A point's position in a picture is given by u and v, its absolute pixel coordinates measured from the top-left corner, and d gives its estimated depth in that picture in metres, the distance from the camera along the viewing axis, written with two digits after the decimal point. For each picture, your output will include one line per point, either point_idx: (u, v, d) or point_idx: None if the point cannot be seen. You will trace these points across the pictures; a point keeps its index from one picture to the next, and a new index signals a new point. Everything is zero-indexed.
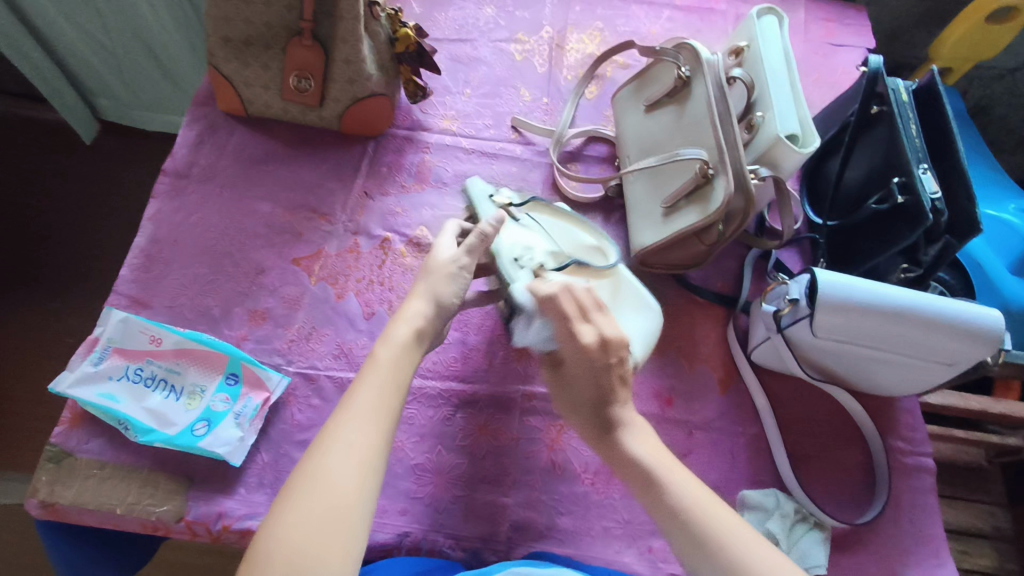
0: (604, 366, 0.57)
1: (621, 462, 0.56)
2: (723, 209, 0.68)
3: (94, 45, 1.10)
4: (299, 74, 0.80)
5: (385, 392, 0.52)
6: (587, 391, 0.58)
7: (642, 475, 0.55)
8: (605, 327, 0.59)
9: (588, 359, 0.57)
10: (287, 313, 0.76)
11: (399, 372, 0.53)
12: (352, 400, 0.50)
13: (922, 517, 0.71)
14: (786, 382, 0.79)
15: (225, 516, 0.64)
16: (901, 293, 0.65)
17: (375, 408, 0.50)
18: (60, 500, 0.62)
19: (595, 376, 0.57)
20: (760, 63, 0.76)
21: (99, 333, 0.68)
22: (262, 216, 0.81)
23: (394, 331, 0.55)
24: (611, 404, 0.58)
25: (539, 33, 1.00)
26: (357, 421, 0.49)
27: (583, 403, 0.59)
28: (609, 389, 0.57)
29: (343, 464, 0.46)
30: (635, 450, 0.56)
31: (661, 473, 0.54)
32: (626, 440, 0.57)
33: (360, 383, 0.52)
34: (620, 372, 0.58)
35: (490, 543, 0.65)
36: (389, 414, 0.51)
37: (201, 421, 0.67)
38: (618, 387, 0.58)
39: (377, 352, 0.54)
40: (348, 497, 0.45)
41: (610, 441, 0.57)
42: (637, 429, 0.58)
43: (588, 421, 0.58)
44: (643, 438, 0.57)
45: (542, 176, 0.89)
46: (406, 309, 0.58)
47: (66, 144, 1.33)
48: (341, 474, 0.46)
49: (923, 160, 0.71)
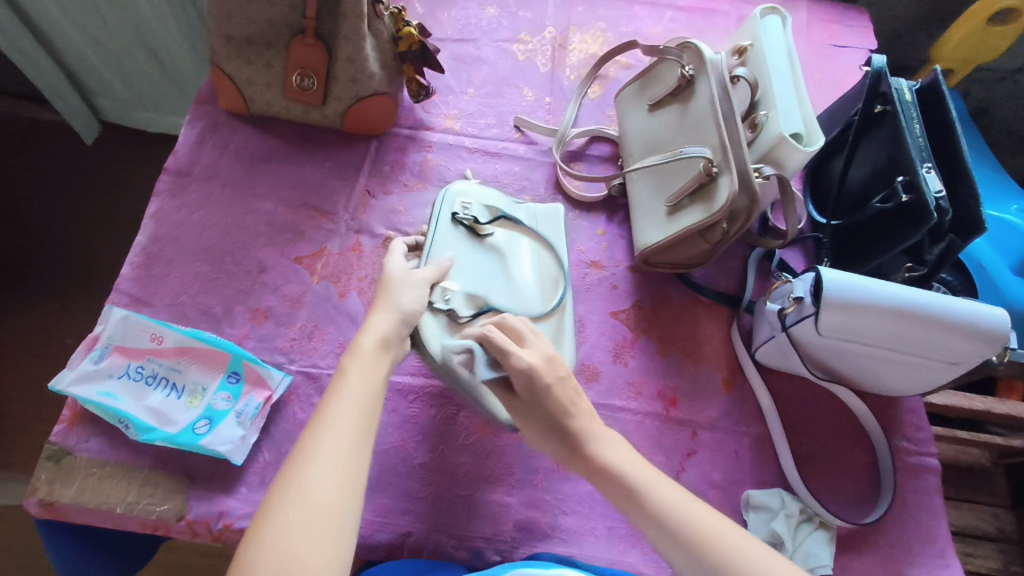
0: (550, 383, 0.55)
1: (596, 474, 0.53)
2: (727, 208, 0.68)
3: (95, 45, 1.10)
4: (302, 72, 0.79)
5: (359, 399, 0.50)
6: (541, 411, 0.55)
7: (618, 486, 0.52)
8: (541, 346, 0.57)
9: (532, 380, 0.55)
10: (289, 312, 0.75)
11: (373, 378, 0.52)
12: (327, 410, 0.48)
13: (927, 518, 0.71)
14: (790, 382, 0.78)
15: (226, 515, 0.64)
16: (906, 291, 0.65)
17: (352, 415, 0.48)
18: (60, 499, 0.62)
19: (545, 394, 0.55)
20: (764, 62, 0.76)
21: (99, 331, 0.68)
22: (264, 215, 0.81)
23: (362, 343, 0.53)
24: (569, 418, 0.55)
25: (541, 33, 1.00)
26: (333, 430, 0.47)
27: (542, 426, 0.56)
28: (563, 404, 0.55)
29: (325, 474, 0.44)
30: (608, 459, 0.53)
31: (637, 480, 0.51)
32: (596, 451, 0.54)
33: (333, 392, 0.50)
34: (570, 385, 0.56)
35: (493, 543, 0.65)
36: (367, 420, 0.49)
37: (202, 419, 0.66)
38: (572, 400, 0.56)
39: (348, 363, 0.52)
40: (334, 509, 0.43)
41: (581, 457, 0.54)
42: (604, 437, 0.55)
43: (552, 443, 0.56)
44: (615, 445, 0.54)
45: (545, 176, 0.89)
46: (370, 320, 0.56)
47: (67, 145, 1.33)
48: (321, 480, 0.44)
49: (927, 159, 0.71)
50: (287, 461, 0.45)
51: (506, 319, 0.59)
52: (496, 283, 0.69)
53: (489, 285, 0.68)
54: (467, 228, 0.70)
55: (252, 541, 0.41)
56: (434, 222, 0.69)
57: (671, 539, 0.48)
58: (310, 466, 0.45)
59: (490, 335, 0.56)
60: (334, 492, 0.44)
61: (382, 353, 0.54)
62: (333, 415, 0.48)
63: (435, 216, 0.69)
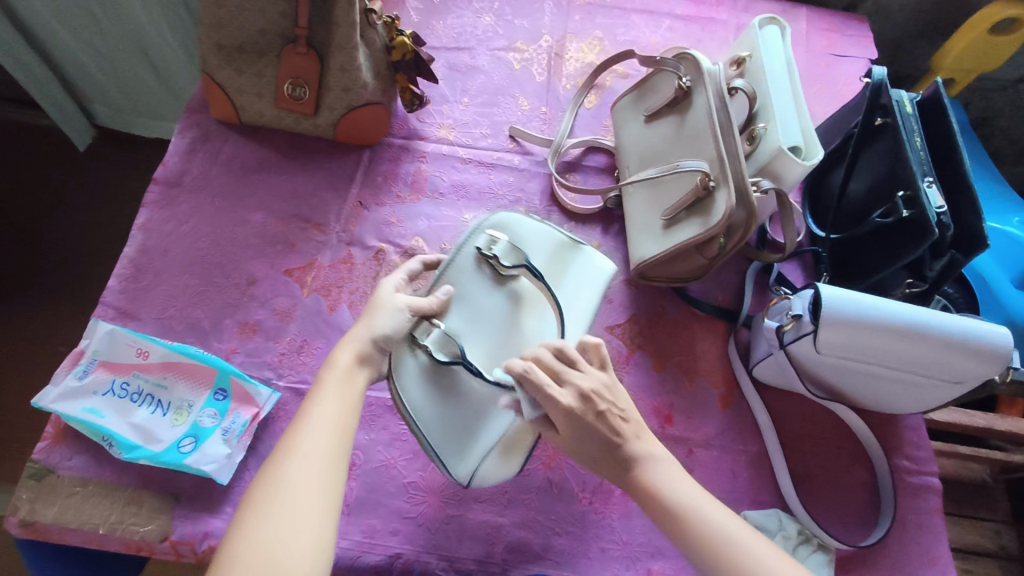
0: (591, 419, 0.53)
1: (642, 496, 0.53)
2: (725, 222, 0.66)
3: (87, 51, 1.09)
4: (294, 81, 0.78)
5: (340, 408, 0.50)
6: (588, 442, 0.54)
7: (669, 512, 0.51)
8: (581, 381, 0.54)
9: (570, 417, 0.53)
10: (279, 326, 0.74)
11: (350, 387, 0.52)
12: (306, 421, 0.49)
13: (928, 539, 0.69)
14: (788, 399, 0.77)
15: (211, 536, 0.62)
16: (912, 311, 0.64)
17: (327, 421, 0.49)
18: (41, 519, 0.60)
19: (590, 429, 0.53)
20: (762, 73, 0.75)
21: (84, 346, 0.66)
22: (255, 226, 0.80)
23: (338, 356, 0.54)
24: (615, 447, 0.54)
25: (538, 42, 0.99)
26: (309, 436, 0.48)
27: (590, 455, 0.55)
28: (606, 435, 0.53)
29: (302, 479, 0.45)
30: (657, 483, 0.52)
31: (686, 506, 0.51)
32: (647, 472, 0.53)
33: (310, 401, 0.51)
34: (614, 413, 0.54)
35: (483, 565, 0.63)
36: (343, 427, 0.50)
37: (188, 437, 0.65)
38: (616, 427, 0.54)
39: (324, 373, 0.52)
40: (312, 512, 0.44)
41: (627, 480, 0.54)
42: (654, 459, 0.54)
43: (601, 467, 0.55)
44: (666, 465, 0.54)
45: (540, 187, 0.88)
46: (347, 337, 0.55)
47: (60, 151, 1.32)
48: (304, 483, 0.45)
49: (928, 173, 0.70)
50: (264, 468, 0.46)
51: (565, 346, 0.56)
52: (488, 334, 0.62)
53: (477, 337, 0.62)
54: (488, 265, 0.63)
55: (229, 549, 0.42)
56: (455, 249, 0.63)
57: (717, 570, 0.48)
58: (285, 471, 0.45)
59: (529, 374, 0.54)
60: (311, 496, 0.45)
61: (358, 367, 0.54)
62: (310, 422, 0.49)
63: (460, 242, 0.63)
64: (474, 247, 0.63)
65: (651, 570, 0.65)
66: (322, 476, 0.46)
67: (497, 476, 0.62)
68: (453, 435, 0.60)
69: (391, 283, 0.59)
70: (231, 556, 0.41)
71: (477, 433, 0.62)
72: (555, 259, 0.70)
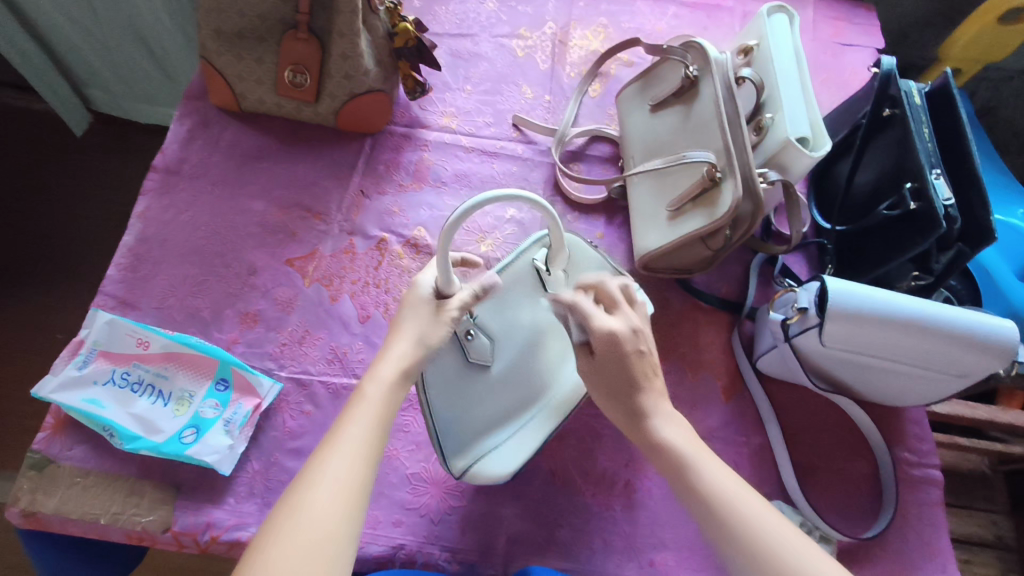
0: (630, 355, 0.54)
1: (654, 451, 0.53)
2: (731, 214, 0.66)
3: (83, 36, 1.07)
4: (294, 68, 0.77)
5: (374, 430, 0.48)
6: (619, 381, 0.54)
7: (674, 461, 0.52)
8: (631, 315, 0.56)
9: (613, 343, 0.54)
10: (280, 316, 0.73)
11: (388, 408, 0.50)
12: (337, 438, 0.47)
13: (928, 530, 0.69)
14: (791, 392, 0.77)
15: (213, 527, 0.62)
16: (919, 304, 0.64)
17: (361, 444, 0.47)
18: (42, 509, 0.60)
19: (623, 366, 0.54)
20: (770, 63, 0.74)
21: (84, 336, 0.66)
22: (255, 215, 0.79)
23: (380, 368, 0.51)
24: (639, 392, 0.54)
25: (541, 29, 0.97)
26: (341, 460, 0.45)
27: (612, 392, 0.55)
28: (639, 375, 0.54)
29: (326, 505, 0.43)
30: (665, 434, 0.53)
31: (693, 461, 0.51)
32: (660, 429, 0.53)
33: (346, 418, 0.48)
34: (650, 360, 0.55)
35: (486, 557, 0.63)
36: (376, 452, 0.48)
37: (189, 428, 0.64)
38: (648, 374, 0.55)
39: (365, 387, 0.50)
40: (332, 542, 0.42)
41: (640, 430, 0.54)
42: (670, 416, 0.54)
43: (615, 409, 0.55)
44: (677, 422, 0.54)
45: (544, 177, 0.87)
46: (384, 353, 0.52)
47: (56, 136, 1.30)
48: (329, 506, 0.43)
49: (936, 165, 0.69)
50: (293, 487, 0.44)
51: (604, 282, 0.58)
52: (515, 347, 0.64)
53: (507, 347, 0.63)
54: (540, 276, 0.65)
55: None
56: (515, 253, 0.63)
57: (722, 535, 0.47)
58: (312, 496, 0.43)
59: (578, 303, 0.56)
60: (333, 525, 0.43)
61: (399, 381, 0.51)
62: (345, 441, 0.47)
63: (522, 249, 0.64)
64: (534, 258, 0.64)
65: (654, 562, 0.65)
66: (347, 504, 0.44)
67: (494, 478, 0.60)
68: (458, 429, 0.60)
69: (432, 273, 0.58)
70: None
71: (483, 437, 0.62)
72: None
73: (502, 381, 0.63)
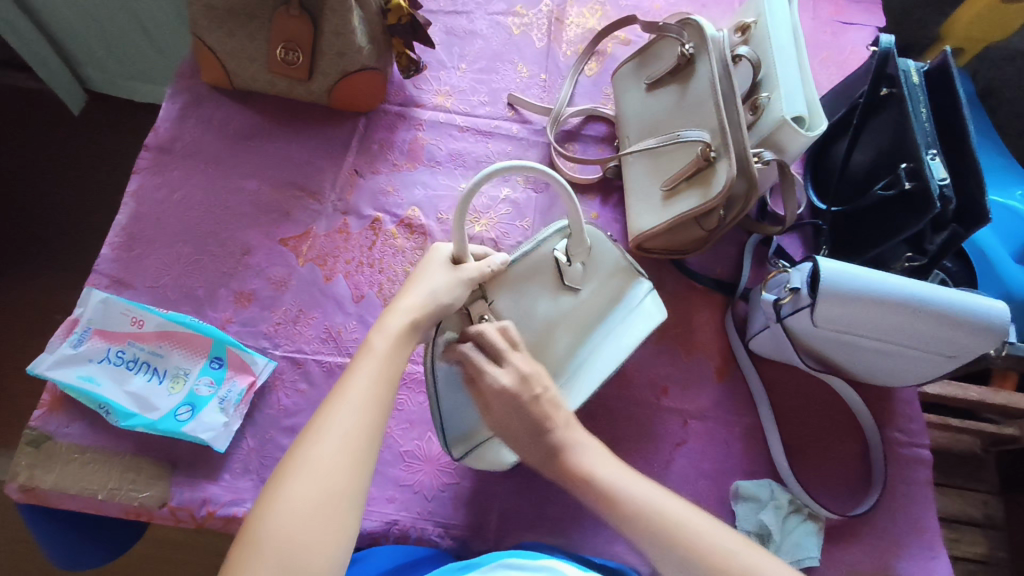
0: (523, 404, 0.53)
1: (582, 487, 0.52)
2: (725, 193, 0.66)
3: (74, 16, 1.06)
4: (286, 45, 0.76)
5: (380, 384, 0.48)
6: (519, 427, 0.53)
7: (599, 491, 0.51)
8: (522, 362, 0.54)
9: (507, 399, 0.52)
10: (274, 295, 0.74)
11: (396, 361, 0.50)
12: (343, 391, 0.47)
13: (916, 509, 0.70)
14: (784, 372, 0.77)
15: (209, 502, 0.63)
16: (911, 283, 0.64)
17: (367, 396, 0.47)
18: (40, 484, 0.61)
19: (517, 413, 0.53)
20: (768, 40, 0.73)
21: (78, 314, 0.66)
22: (248, 194, 0.79)
23: (389, 321, 0.52)
24: (548, 432, 0.53)
25: (537, 6, 0.96)
26: (348, 411, 0.46)
27: (517, 442, 0.54)
28: (544, 417, 0.53)
29: (334, 456, 0.44)
30: (585, 466, 0.52)
31: (619, 483, 0.51)
32: (627, 494, 0.50)
33: (353, 372, 0.49)
34: (550, 398, 0.54)
35: (479, 533, 0.64)
36: (383, 406, 0.48)
37: (185, 405, 0.65)
38: (551, 413, 0.53)
39: (372, 339, 0.50)
40: (340, 493, 0.43)
41: (555, 463, 0.53)
42: (587, 450, 0.53)
43: (532, 452, 0.54)
44: (606, 461, 0.53)
45: (540, 156, 0.86)
46: (395, 303, 0.53)
47: (50, 114, 1.29)
48: (334, 458, 0.44)
49: (933, 145, 0.68)
50: (299, 440, 0.45)
51: (484, 330, 0.54)
52: (521, 332, 0.64)
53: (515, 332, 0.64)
54: (558, 267, 0.63)
55: (256, 526, 0.41)
56: (537, 241, 0.62)
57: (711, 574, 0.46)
58: (318, 448, 0.44)
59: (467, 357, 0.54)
60: (342, 474, 0.43)
61: (408, 334, 0.52)
62: (351, 394, 0.47)
63: (542, 237, 0.62)
64: (553, 248, 0.62)
65: None
66: (356, 454, 0.45)
67: (495, 465, 0.63)
68: (458, 414, 0.60)
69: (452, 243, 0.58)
70: (258, 531, 0.41)
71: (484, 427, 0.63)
72: (610, 279, 0.68)
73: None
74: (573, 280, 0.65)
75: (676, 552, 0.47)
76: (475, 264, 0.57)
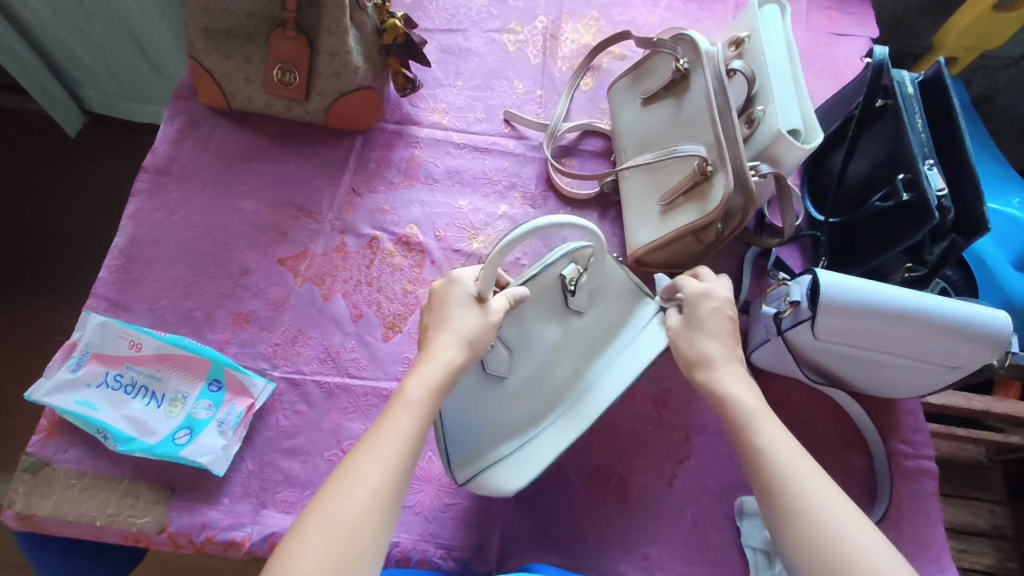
0: (717, 309, 0.59)
1: (711, 396, 0.55)
2: (723, 207, 0.66)
3: (75, 42, 1.07)
4: (283, 66, 0.77)
5: (410, 441, 0.47)
6: (717, 327, 0.58)
7: (734, 410, 0.53)
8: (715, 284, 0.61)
9: (710, 298, 0.59)
10: (272, 315, 0.73)
11: (428, 415, 0.49)
12: (374, 443, 0.47)
13: (923, 522, 0.69)
14: (786, 385, 0.77)
15: (208, 527, 0.62)
16: (918, 297, 0.63)
17: (396, 453, 0.46)
18: (37, 512, 0.60)
19: (718, 315, 0.58)
20: (761, 55, 0.73)
21: (77, 338, 0.66)
22: (246, 215, 0.79)
23: (426, 370, 0.50)
24: (705, 340, 0.57)
25: (532, 23, 0.96)
26: (377, 469, 0.45)
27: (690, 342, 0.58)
28: (718, 329, 0.58)
29: (355, 516, 0.43)
30: (725, 387, 0.54)
31: (753, 414, 0.52)
32: (756, 433, 0.51)
33: (385, 423, 0.48)
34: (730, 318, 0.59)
35: (480, 554, 0.64)
36: (408, 467, 0.47)
37: (183, 429, 0.65)
38: (730, 328, 0.58)
39: (408, 387, 0.50)
40: (355, 557, 0.42)
41: (699, 375, 0.56)
42: (737, 376, 0.55)
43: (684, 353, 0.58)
44: (748, 389, 0.54)
45: (537, 172, 0.86)
46: (423, 362, 0.51)
47: (50, 137, 1.30)
48: (355, 518, 0.43)
49: (930, 155, 0.68)
50: (323, 493, 0.44)
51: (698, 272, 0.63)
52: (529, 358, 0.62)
53: (523, 359, 0.61)
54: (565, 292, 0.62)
55: None
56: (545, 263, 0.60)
57: (793, 516, 0.46)
58: (342, 507, 0.43)
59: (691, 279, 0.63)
60: (361, 538, 0.42)
61: (445, 386, 0.51)
62: (383, 449, 0.46)
63: (549, 261, 0.60)
64: (561, 272, 0.61)
65: (648, 557, 0.65)
66: (376, 519, 0.44)
67: (499, 490, 0.59)
68: (461, 432, 0.58)
69: (469, 274, 0.56)
70: None
71: (489, 447, 0.61)
72: (616, 299, 0.67)
73: (515, 389, 0.62)
74: (578, 303, 0.63)
75: (769, 483, 0.49)
76: (499, 301, 0.55)
